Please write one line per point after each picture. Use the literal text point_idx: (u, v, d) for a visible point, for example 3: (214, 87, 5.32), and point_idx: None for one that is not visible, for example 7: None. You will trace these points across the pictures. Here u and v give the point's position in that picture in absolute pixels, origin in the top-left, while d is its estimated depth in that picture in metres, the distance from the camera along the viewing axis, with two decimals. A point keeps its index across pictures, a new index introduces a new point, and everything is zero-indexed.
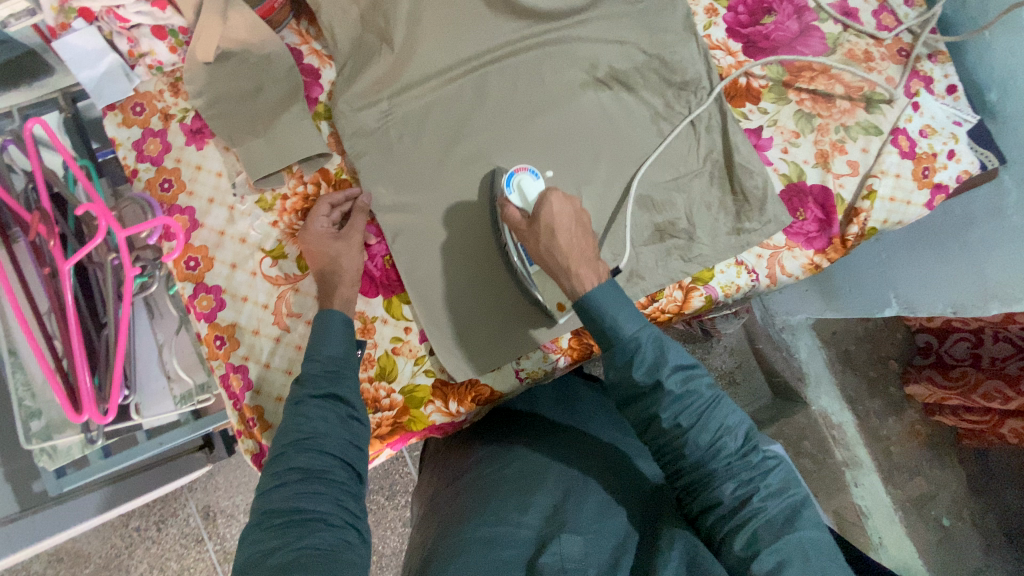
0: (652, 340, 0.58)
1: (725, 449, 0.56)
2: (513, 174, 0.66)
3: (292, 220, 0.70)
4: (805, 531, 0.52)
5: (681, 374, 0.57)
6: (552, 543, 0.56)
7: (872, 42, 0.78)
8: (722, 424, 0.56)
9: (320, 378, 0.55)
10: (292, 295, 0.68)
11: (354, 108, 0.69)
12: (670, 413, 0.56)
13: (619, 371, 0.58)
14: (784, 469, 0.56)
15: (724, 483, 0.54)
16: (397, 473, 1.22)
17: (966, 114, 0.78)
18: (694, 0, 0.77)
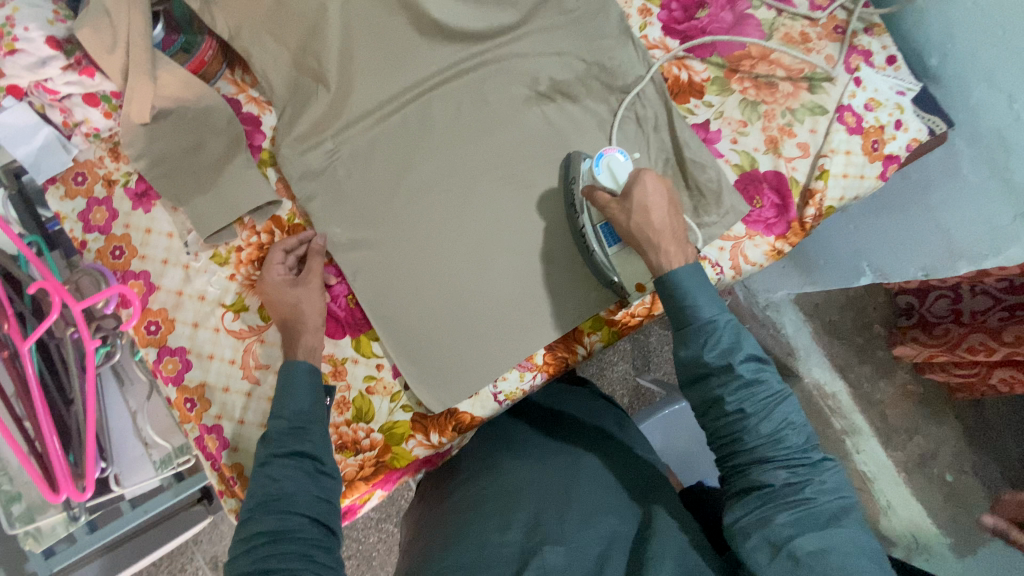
0: (730, 326, 0.58)
1: (788, 442, 0.55)
2: (602, 156, 0.66)
3: (249, 270, 0.69)
4: (851, 530, 0.52)
5: (753, 362, 0.56)
6: (535, 556, 0.57)
7: (806, 23, 0.78)
8: (789, 417, 0.56)
9: (284, 436, 0.55)
10: (258, 347, 0.68)
11: (298, 151, 0.69)
12: (736, 396, 0.55)
13: (686, 347, 0.58)
14: (838, 473, 0.55)
15: (781, 472, 0.54)
16: (402, 499, 1.20)
17: (908, 83, 0.79)
18: (627, 3, 0.77)
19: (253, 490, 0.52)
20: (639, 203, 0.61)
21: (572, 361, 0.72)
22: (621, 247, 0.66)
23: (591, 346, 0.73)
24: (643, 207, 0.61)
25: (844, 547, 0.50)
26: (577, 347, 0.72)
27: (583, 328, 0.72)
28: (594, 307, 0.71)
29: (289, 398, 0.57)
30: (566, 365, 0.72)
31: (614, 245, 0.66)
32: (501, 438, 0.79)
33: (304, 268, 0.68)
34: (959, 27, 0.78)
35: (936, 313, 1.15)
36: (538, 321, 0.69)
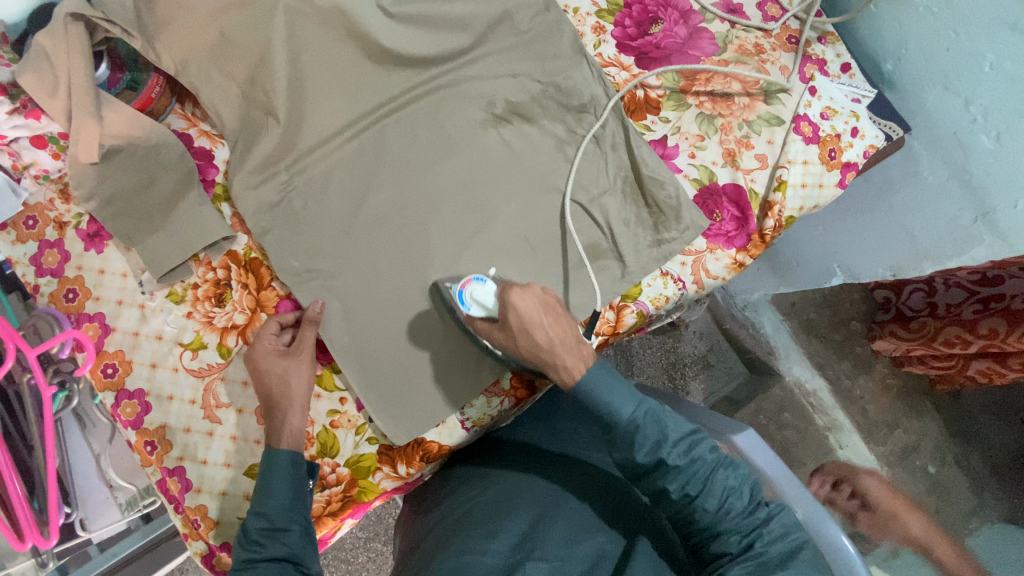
0: (653, 417, 0.59)
1: (733, 509, 0.57)
2: (462, 292, 0.63)
3: (206, 307, 0.67)
4: (807, 570, 0.54)
5: (682, 444, 0.58)
6: (519, 569, 0.58)
7: (760, 34, 0.79)
8: (728, 486, 0.57)
9: (263, 540, 0.56)
10: (219, 386, 0.67)
11: (252, 185, 0.68)
12: (677, 484, 0.57)
13: (619, 447, 0.59)
14: (785, 518, 0.58)
15: (732, 541, 0.56)
16: (389, 516, 1.19)
17: (864, 90, 0.79)
18: (580, 21, 0.77)
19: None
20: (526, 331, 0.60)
21: (538, 384, 0.72)
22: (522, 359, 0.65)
23: None
24: (532, 324, 0.60)
25: None
26: None
27: None
28: None
29: (268, 495, 0.57)
30: (532, 388, 0.73)
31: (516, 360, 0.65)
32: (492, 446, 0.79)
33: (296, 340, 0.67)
34: (914, 31, 0.77)
35: (913, 307, 1.16)
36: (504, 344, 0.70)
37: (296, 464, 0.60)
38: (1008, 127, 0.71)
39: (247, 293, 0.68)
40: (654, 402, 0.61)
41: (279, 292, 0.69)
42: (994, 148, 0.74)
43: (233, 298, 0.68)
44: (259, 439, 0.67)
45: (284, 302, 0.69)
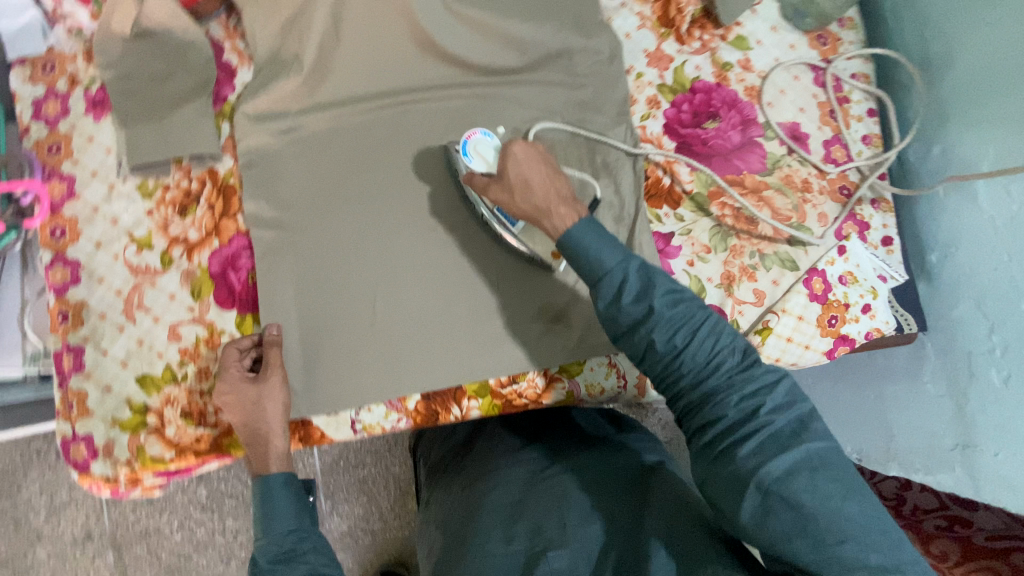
0: (639, 267, 0.56)
1: (724, 365, 0.52)
2: (466, 144, 0.65)
3: (166, 212, 0.68)
4: (814, 444, 0.48)
5: (671, 294, 0.54)
6: (541, 562, 0.58)
7: (814, 172, 0.73)
8: (720, 340, 0.53)
9: (276, 563, 0.54)
10: (146, 289, 0.67)
11: (257, 116, 0.68)
12: (666, 335, 0.53)
13: (606, 306, 0.56)
14: (794, 383, 0.51)
15: (730, 399, 0.51)
16: (299, 462, 1.16)
17: (894, 271, 0.74)
18: (638, 88, 0.74)
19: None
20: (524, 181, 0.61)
21: (441, 418, 0.70)
22: (524, 223, 0.66)
23: (466, 410, 0.70)
24: (529, 175, 0.61)
25: (810, 465, 0.47)
26: (452, 406, 0.70)
27: (467, 390, 0.69)
28: (485, 372, 0.68)
29: (272, 514, 0.58)
30: (435, 420, 0.70)
31: (516, 223, 0.66)
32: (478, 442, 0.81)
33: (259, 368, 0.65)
34: (969, 233, 0.70)
35: None
36: (423, 367, 0.67)
37: (291, 482, 0.60)
38: (1022, 372, 0.65)
39: (209, 214, 0.68)
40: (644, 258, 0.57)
41: (238, 225, 0.68)
42: (1000, 386, 0.68)
43: (195, 213, 0.68)
44: (161, 353, 0.67)
45: (238, 237, 0.68)
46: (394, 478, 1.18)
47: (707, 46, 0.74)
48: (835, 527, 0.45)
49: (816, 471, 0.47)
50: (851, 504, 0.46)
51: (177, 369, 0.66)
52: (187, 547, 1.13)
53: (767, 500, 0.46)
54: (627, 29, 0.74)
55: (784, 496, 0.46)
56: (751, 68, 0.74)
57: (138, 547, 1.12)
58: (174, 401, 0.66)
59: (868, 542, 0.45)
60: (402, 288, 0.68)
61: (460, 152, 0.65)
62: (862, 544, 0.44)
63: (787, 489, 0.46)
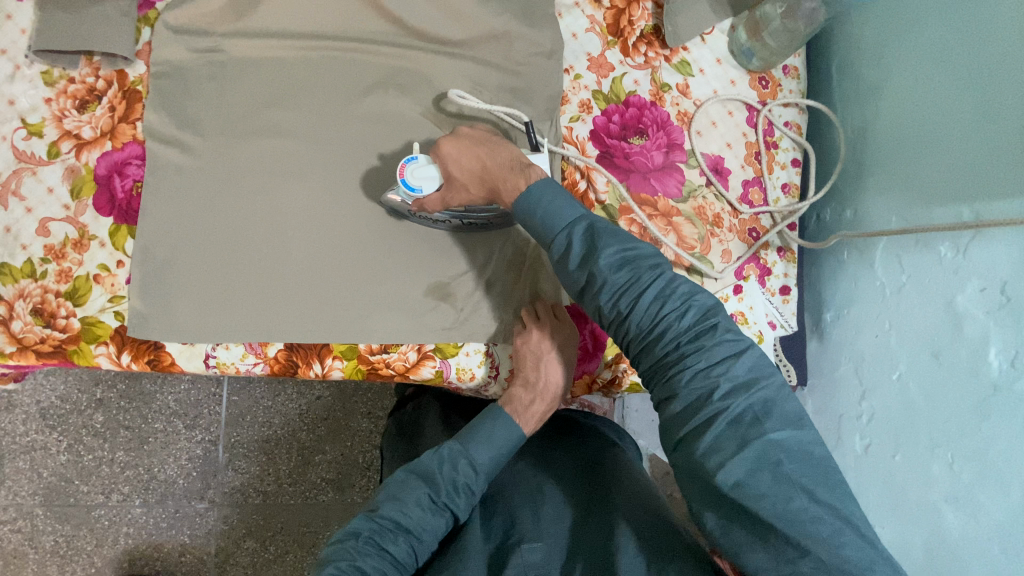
0: (587, 229, 0.56)
1: (671, 331, 0.52)
2: (407, 180, 0.62)
3: (66, 104, 0.66)
4: (773, 429, 0.46)
5: (619, 257, 0.54)
6: (515, 554, 0.58)
7: (728, 209, 0.74)
8: (669, 304, 0.52)
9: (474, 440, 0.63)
10: (26, 177, 0.65)
11: (179, 29, 0.66)
12: (612, 300, 0.54)
13: (558, 267, 0.57)
14: (754, 354, 0.50)
15: (680, 373, 0.50)
16: (207, 408, 1.13)
17: (784, 321, 0.74)
18: (574, 89, 0.73)
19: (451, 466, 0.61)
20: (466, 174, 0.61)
21: (299, 372, 0.68)
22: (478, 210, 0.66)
23: (328, 368, 0.68)
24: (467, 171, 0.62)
25: (769, 457, 0.45)
26: (314, 363, 0.68)
27: (333, 349, 0.68)
28: (354, 333, 0.66)
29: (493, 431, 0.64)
30: (294, 371, 0.68)
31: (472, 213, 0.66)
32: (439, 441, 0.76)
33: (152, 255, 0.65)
34: (862, 297, 0.71)
35: None
36: (298, 315, 0.66)
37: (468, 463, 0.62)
38: (881, 444, 0.65)
39: (108, 116, 0.66)
40: (594, 219, 0.57)
41: (135, 133, 0.66)
42: (860, 454, 0.68)
43: (94, 112, 0.66)
44: (25, 245, 0.64)
45: (133, 144, 0.66)
46: (299, 444, 1.14)
47: (649, 63, 0.74)
48: (798, 531, 0.43)
49: (778, 468, 0.45)
50: (812, 503, 0.44)
51: (38, 265, 0.64)
52: (71, 469, 1.09)
53: (719, 497, 0.46)
54: (574, 28, 0.74)
55: (744, 501, 0.45)
56: (689, 94, 0.75)
57: (20, 459, 1.08)
58: (27, 296, 0.64)
59: (840, 540, 0.43)
60: (289, 230, 0.66)
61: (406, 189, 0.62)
62: (834, 541, 0.43)
63: (743, 491, 0.45)
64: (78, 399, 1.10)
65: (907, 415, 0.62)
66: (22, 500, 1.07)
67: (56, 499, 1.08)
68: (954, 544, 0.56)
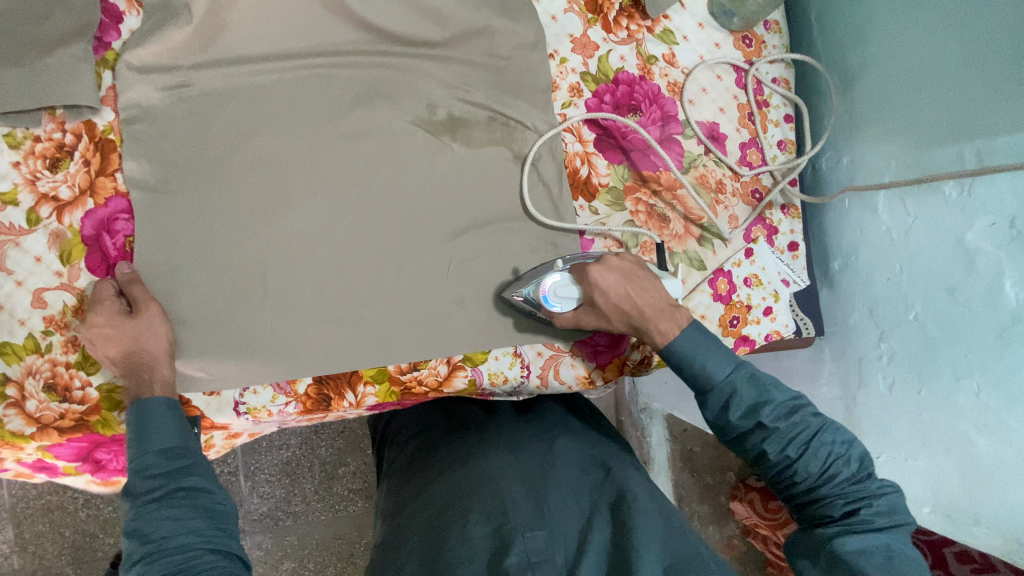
0: (750, 377, 0.61)
1: (836, 476, 0.56)
2: (550, 296, 0.63)
3: (36, 166, 0.62)
4: (892, 536, 0.54)
5: (787, 407, 0.59)
6: (517, 541, 0.56)
7: (729, 174, 0.74)
8: (833, 450, 0.57)
9: (133, 428, 0.57)
10: (8, 248, 0.61)
11: (144, 69, 0.63)
12: (776, 447, 0.58)
13: (714, 414, 0.61)
14: (900, 493, 0.56)
15: (834, 505, 0.56)
16: None
17: (797, 276, 0.76)
18: (561, 73, 0.72)
19: (145, 460, 0.56)
20: (609, 307, 0.62)
21: (333, 403, 0.67)
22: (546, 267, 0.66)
23: (361, 397, 0.67)
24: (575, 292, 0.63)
25: (887, 550, 0.52)
26: (346, 393, 0.67)
27: (363, 375, 0.67)
28: (381, 356, 0.65)
29: (149, 425, 0.57)
30: (327, 404, 0.67)
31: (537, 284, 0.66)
32: (457, 430, 0.76)
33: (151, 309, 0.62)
34: (869, 242, 0.73)
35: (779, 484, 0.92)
36: (321, 346, 0.64)
37: (173, 408, 0.59)
38: (905, 381, 0.68)
39: (84, 171, 0.63)
40: (754, 368, 0.62)
41: (116, 185, 0.63)
42: (884, 393, 0.71)
43: (68, 169, 0.62)
44: (22, 321, 0.61)
45: (117, 198, 0.63)
46: (319, 460, 1.13)
47: (633, 37, 0.74)
48: None
49: (892, 555, 0.52)
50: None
51: (41, 338, 0.61)
52: (94, 524, 1.06)
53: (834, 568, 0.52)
54: (553, 11, 0.72)
55: (853, 566, 0.51)
56: (676, 63, 0.74)
57: (39, 522, 1.05)
58: (36, 373, 0.61)
59: None
60: (296, 263, 0.64)
61: (544, 304, 0.63)
62: None
63: (857, 558, 0.51)
64: None
65: (929, 352, 0.65)
66: (50, 563, 1.05)
67: (87, 555, 1.06)
68: (987, 466, 0.59)
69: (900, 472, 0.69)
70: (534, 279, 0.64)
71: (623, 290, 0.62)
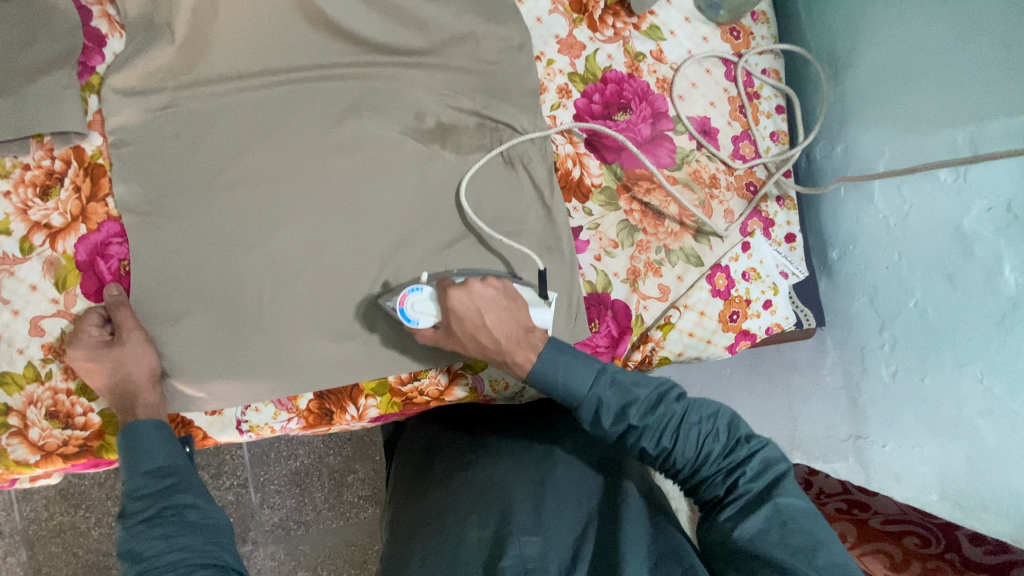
0: (611, 381, 0.56)
1: (710, 453, 0.55)
2: (406, 310, 0.58)
3: (27, 194, 0.62)
4: (788, 501, 0.51)
5: (649, 400, 0.56)
6: (511, 546, 0.56)
7: (722, 168, 0.74)
8: (702, 429, 0.55)
9: (124, 451, 0.57)
10: (3, 278, 0.61)
11: (130, 91, 0.62)
12: (652, 441, 0.55)
13: (590, 429, 0.57)
14: (772, 448, 0.55)
15: (716, 484, 0.54)
16: (229, 454, 1.10)
17: (795, 267, 0.76)
18: (549, 75, 0.71)
19: (135, 483, 0.56)
20: None
21: (336, 417, 0.67)
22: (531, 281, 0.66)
23: (362, 409, 0.67)
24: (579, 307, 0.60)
25: (779, 520, 0.50)
26: (347, 406, 0.67)
27: (364, 388, 0.67)
28: (381, 368, 0.65)
29: (146, 448, 0.57)
30: (329, 419, 0.68)
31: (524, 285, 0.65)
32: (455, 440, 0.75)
33: (150, 332, 0.62)
34: (865, 230, 0.72)
35: None
36: (320, 360, 0.64)
37: (162, 428, 0.59)
38: (908, 368, 0.67)
39: (76, 197, 0.62)
40: (613, 369, 0.57)
41: (108, 210, 0.63)
42: (887, 381, 0.70)
43: (59, 196, 0.62)
44: (21, 350, 0.61)
45: (109, 222, 0.63)
46: (329, 468, 1.14)
47: (620, 35, 0.73)
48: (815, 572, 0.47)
49: (787, 525, 0.49)
50: (824, 553, 0.47)
51: (41, 367, 0.61)
52: (106, 543, 1.07)
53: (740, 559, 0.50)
54: (538, 12, 0.72)
55: (758, 553, 0.49)
56: (664, 59, 0.74)
57: (51, 544, 1.05)
58: (38, 402, 0.61)
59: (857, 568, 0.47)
60: (292, 280, 0.64)
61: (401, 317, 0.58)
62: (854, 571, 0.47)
63: (759, 542, 0.49)
64: (97, 474, 1.07)
65: (931, 339, 0.65)
66: None
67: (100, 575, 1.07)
68: (993, 451, 0.59)
69: (907, 460, 0.68)
70: (403, 289, 0.61)
71: (480, 318, 0.57)
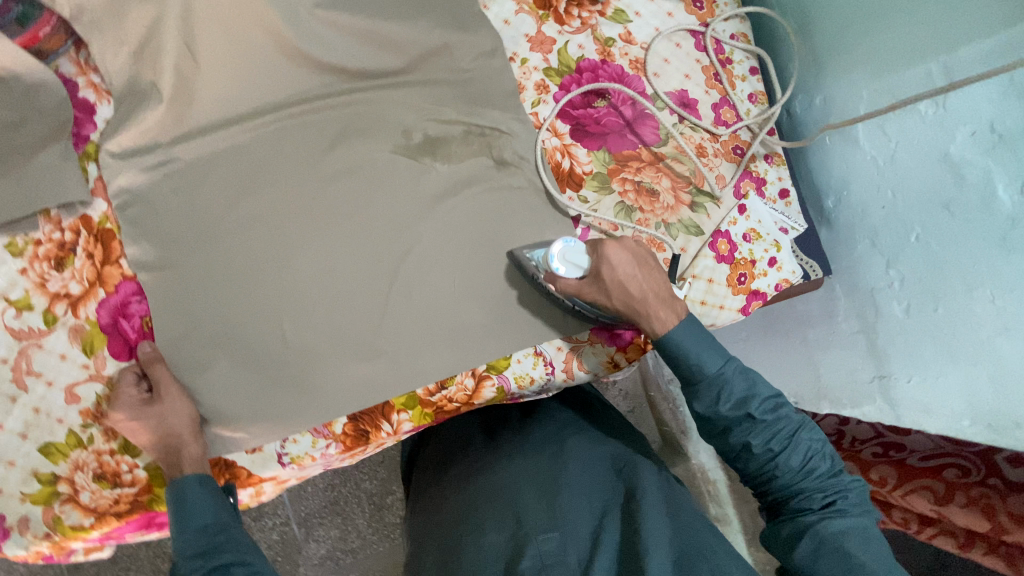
0: (738, 370, 0.59)
1: (816, 470, 0.57)
2: (555, 256, 0.62)
3: (43, 268, 0.64)
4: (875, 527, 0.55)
5: (770, 402, 0.58)
6: (529, 545, 0.58)
7: (708, 136, 0.75)
8: (812, 446, 0.57)
9: (174, 510, 0.59)
10: (34, 352, 0.63)
11: (126, 153, 0.64)
12: (760, 439, 0.57)
13: (703, 408, 0.59)
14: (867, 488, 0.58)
15: (813, 498, 0.56)
16: (266, 494, 1.12)
17: (793, 222, 0.77)
18: (525, 74, 0.73)
19: (186, 543, 0.57)
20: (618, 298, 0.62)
21: (371, 436, 0.68)
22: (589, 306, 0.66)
23: (397, 424, 0.68)
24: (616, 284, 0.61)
25: (869, 539, 0.53)
26: (382, 423, 0.68)
27: (395, 404, 0.68)
28: (407, 382, 0.66)
29: (192, 508, 0.59)
30: (366, 438, 0.69)
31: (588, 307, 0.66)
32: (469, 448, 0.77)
33: (182, 381, 0.64)
34: (856, 174, 0.73)
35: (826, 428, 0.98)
36: (349, 384, 0.66)
37: (207, 483, 0.60)
38: (920, 302, 0.68)
39: (90, 264, 0.64)
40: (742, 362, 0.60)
41: (122, 271, 0.64)
42: (902, 317, 0.71)
43: (74, 265, 0.64)
44: (61, 419, 0.63)
45: (126, 283, 0.64)
46: (366, 493, 1.15)
47: (586, 24, 0.75)
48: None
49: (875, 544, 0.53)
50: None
51: (81, 432, 0.63)
52: None
53: (822, 546, 0.54)
54: (504, 15, 0.73)
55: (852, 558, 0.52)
56: (633, 40, 0.75)
57: None
58: (84, 466, 0.63)
59: None
60: (311, 309, 0.65)
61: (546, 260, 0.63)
62: None
63: (847, 541, 0.53)
64: None
65: (937, 270, 0.66)
66: None
67: None
68: (1015, 369, 0.60)
69: (935, 393, 0.68)
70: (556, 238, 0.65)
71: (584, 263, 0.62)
